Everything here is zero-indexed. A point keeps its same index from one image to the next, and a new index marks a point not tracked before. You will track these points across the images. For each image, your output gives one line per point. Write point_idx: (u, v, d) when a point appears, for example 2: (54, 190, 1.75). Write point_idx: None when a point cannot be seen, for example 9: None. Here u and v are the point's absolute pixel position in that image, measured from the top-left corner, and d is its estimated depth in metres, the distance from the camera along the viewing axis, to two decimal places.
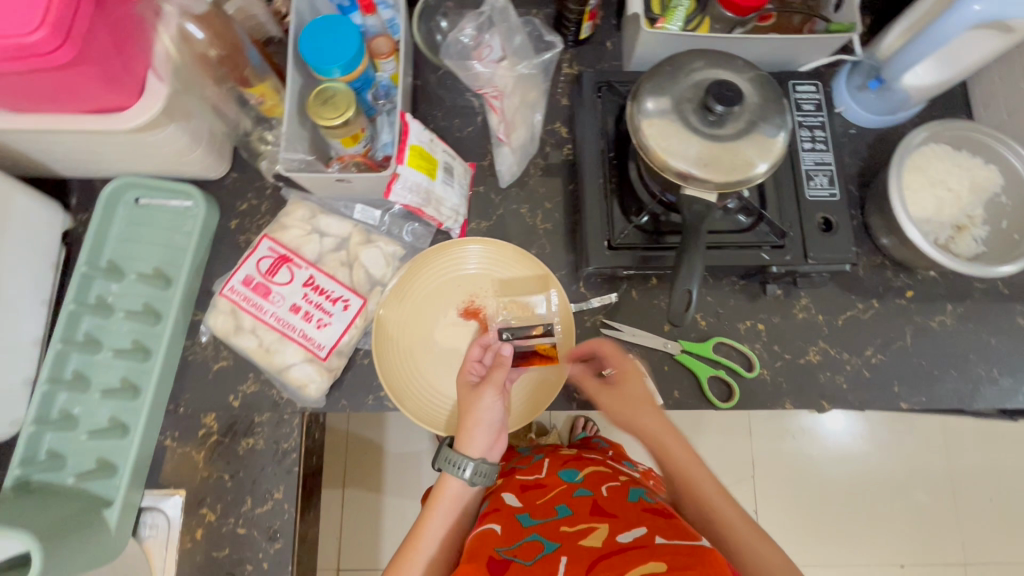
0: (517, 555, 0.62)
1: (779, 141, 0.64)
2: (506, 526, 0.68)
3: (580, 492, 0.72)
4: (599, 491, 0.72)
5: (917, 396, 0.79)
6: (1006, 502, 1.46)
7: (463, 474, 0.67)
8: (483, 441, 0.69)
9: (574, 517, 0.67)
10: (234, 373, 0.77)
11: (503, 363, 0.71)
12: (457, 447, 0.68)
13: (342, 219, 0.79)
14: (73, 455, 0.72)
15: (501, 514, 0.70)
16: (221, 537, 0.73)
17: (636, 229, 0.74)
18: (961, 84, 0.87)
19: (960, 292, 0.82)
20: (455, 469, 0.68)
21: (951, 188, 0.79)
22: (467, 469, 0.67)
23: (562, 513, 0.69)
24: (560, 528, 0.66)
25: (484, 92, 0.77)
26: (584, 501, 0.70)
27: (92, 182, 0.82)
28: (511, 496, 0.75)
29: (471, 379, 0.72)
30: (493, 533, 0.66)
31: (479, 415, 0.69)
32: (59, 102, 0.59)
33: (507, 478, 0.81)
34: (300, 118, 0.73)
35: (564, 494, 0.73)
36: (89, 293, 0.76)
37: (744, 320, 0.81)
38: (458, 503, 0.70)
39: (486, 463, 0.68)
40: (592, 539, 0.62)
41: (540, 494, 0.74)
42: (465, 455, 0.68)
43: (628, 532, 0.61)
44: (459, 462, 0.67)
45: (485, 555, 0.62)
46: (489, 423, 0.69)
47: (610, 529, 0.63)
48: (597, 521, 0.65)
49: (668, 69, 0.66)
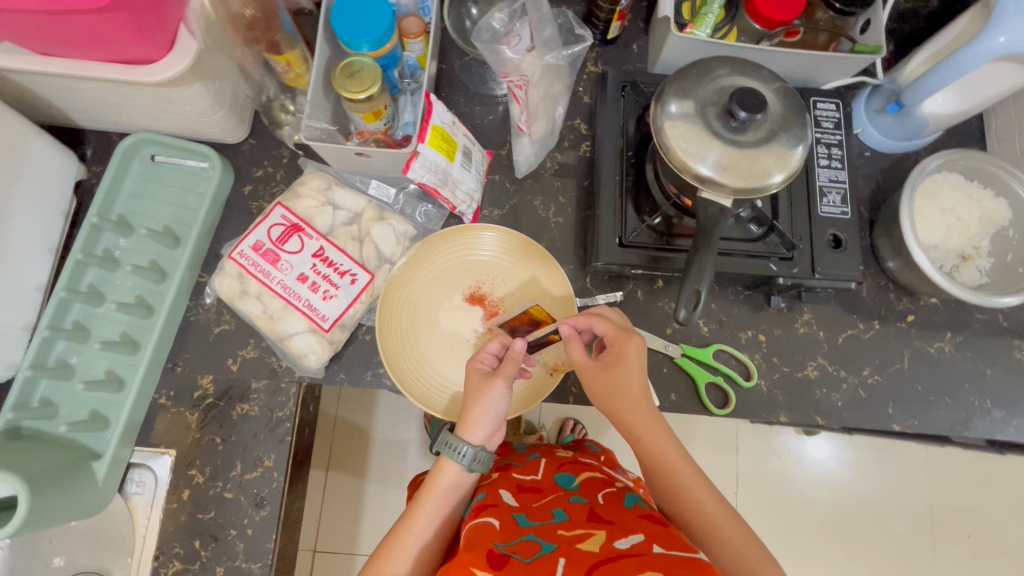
0: (515, 552, 0.62)
1: (798, 153, 0.65)
2: (504, 522, 0.67)
3: (576, 498, 0.72)
4: (595, 498, 0.72)
5: (909, 420, 0.80)
6: (984, 539, 1.47)
7: (463, 461, 0.68)
8: (485, 429, 0.69)
9: (571, 522, 0.67)
10: (235, 338, 0.77)
11: (515, 356, 0.69)
12: (459, 431, 0.69)
13: (357, 193, 0.78)
14: (66, 404, 0.72)
15: (499, 510, 0.70)
16: (207, 499, 0.73)
17: (648, 229, 0.75)
18: (977, 117, 0.88)
19: (960, 321, 0.83)
20: (454, 453, 0.68)
21: (961, 217, 0.80)
22: (467, 455, 0.68)
23: (559, 516, 0.69)
24: (557, 530, 0.66)
25: (510, 79, 0.75)
26: (581, 508, 0.70)
27: (109, 135, 0.82)
28: (507, 493, 0.74)
29: (482, 368, 0.72)
30: (491, 528, 0.66)
31: (485, 404, 0.68)
32: (90, 49, 0.59)
33: (503, 474, 0.80)
34: (325, 89, 0.73)
35: (560, 498, 0.73)
36: (96, 245, 0.76)
37: (746, 330, 0.82)
38: (453, 493, 0.70)
39: (484, 451, 0.69)
40: (589, 543, 0.62)
41: (536, 497, 0.74)
42: (466, 441, 0.68)
43: (625, 539, 0.61)
44: (459, 447, 0.67)
45: (483, 549, 0.62)
46: (494, 414, 0.69)
47: (606, 535, 0.63)
48: (594, 527, 0.65)
49: (694, 73, 0.67)
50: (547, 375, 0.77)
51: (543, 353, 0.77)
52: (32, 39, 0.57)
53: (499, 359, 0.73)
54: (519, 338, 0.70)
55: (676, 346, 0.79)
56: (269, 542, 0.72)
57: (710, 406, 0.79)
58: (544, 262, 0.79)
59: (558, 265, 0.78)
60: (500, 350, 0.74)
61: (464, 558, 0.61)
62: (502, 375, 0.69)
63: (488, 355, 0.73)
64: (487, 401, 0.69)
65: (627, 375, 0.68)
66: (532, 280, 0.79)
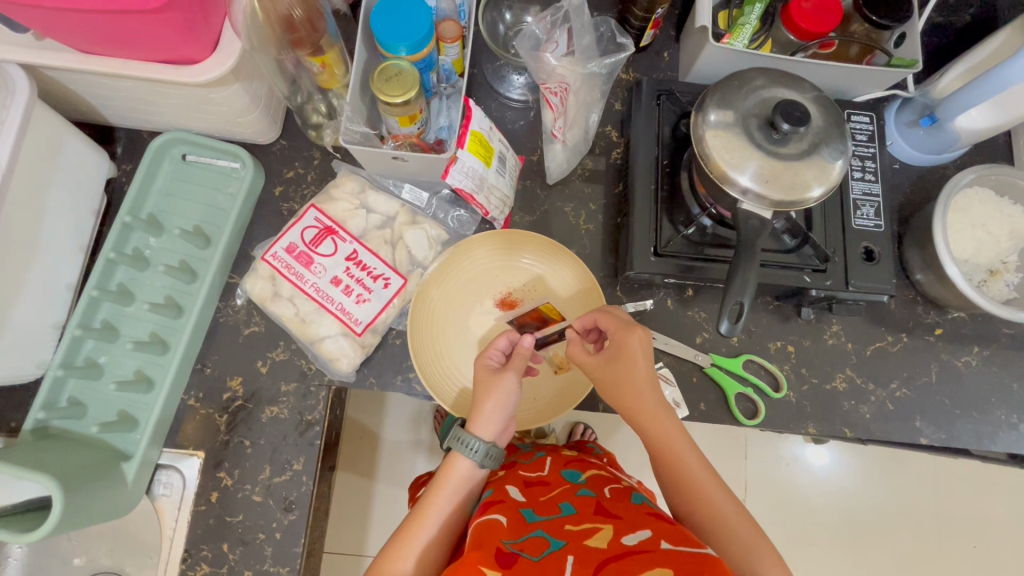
0: (524, 550, 0.60)
1: (838, 167, 0.65)
2: (511, 518, 0.66)
3: (583, 493, 0.72)
4: (602, 493, 0.72)
5: (937, 433, 0.80)
6: (992, 550, 1.48)
7: (474, 457, 0.66)
8: (497, 425, 0.68)
9: (578, 516, 0.66)
10: (265, 340, 0.77)
11: (523, 351, 0.70)
12: (469, 426, 0.68)
13: (390, 197, 0.78)
14: (94, 404, 0.71)
15: (505, 506, 0.69)
16: (235, 502, 0.72)
17: (683, 239, 0.74)
18: (1005, 132, 0.89)
19: (987, 335, 0.83)
20: (466, 448, 0.67)
21: (992, 232, 0.80)
22: (479, 451, 0.66)
23: (566, 510, 0.68)
24: (565, 525, 0.65)
25: (547, 86, 0.75)
26: (587, 502, 0.69)
27: (139, 133, 0.81)
28: (514, 489, 0.73)
29: (491, 364, 0.71)
30: (499, 525, 0.65)
31: (496, 398, 0.68)
32: (134, 48, 0.58)
33: (509, 471, 0.79)
34: (362, 92, 0.73)
35: (567, 493, 0.73)
36: (126, 244, 0.76)
37: (775, 340, 0.82)
38: (463, 488, 0.69)
39: (497, 447, 0.68)
40: (597, 539, 0.61)
41: (543, 491, 0.74)
42: (476, 435, 0.67)
43: (633, 535, 0.61)
44: (470, 443, 0.66)
45: (492, 546, 0.61)
46: (505, 408, 0.68)
47: (614, 530, 0.62)
48: (602, 522, 0.64)
49: (735, 83, 0.67)
50: (553, 374, 0.78)
51: (551, 351, 0.78)
52: (77, 37, 0.57)
53: (506, 355, 0.73)
54: (527, 335, 0.72)
55: (706, 356, 0.79)
56: (298, 547, 0.71)
57: (740, 416, 0.78)
58: (564, 259, 0.79)
59: (577, 261, 0.78)
60: (507, 346, 0.73)
61: (472, 555, 0.59)
62: (512, 369, 0.69)
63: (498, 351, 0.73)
64: (498, 395, 0.68)
65: (632, 368, 0.65)
66: (541, 277, 0.80)
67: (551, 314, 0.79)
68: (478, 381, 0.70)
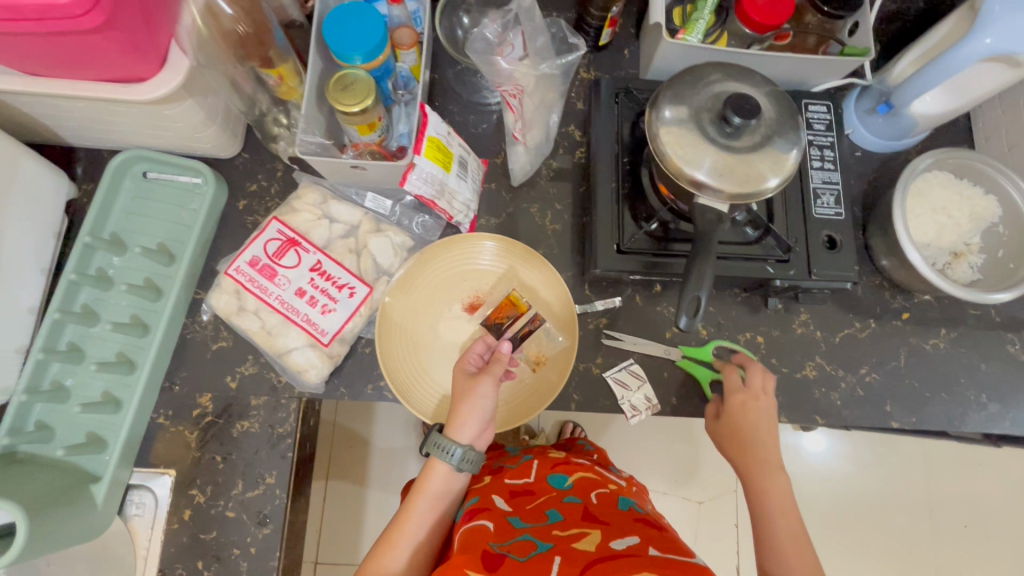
0: (511, 551, 0.62)
1: (791, 158, 0.65)
2: (498, 525, 0.67)
3: (570, 499, 0.73)
4: (589, 498, 0.73)
5: (908, 416, 0.81)
6: (981, 529, 1.49)
7: (453, 461, 0.68)
8: (474, 428, 0.69)
9: (566, 522, 0.67)
10: (233, 354, 0.76)
11: (501, 356, 0.71)
12: (447, 432, 0.69)
13: (353, 206, 0.78)
14: (63, 427, 0.71)
15: (492, 514, 0.69)
16: (209, 519, 0.72)
17: (646, 235, 0.75)
18: (964, 115, 0.90)
19: (954, 317, 0.84)
20: (444, 454, 0.68)
21: (952, 215, 0.81)
22: (456, 455, 0.68)
23: (553, 517, 0.69)
24: (551, 531, 0.66)
25: (504, 89, 0.75)
26: (575, 508, 0.70)
27: (99, 152, 0.81)
28: (499, 499, 0.73)
29: (468, 369, 0.72)
30: (485, 530, 0.65)
31: (473, 402, 0.69)
32: (80, 68, 0.58)
33: (495, 478, 0.79)
34: (319, 102, 0.73)
35: (554, 499, 0.73)
36: (89, 264, 0.75)
37: (745, 332, 0.82)
38: (444, 496, 0.70)
39: (474, 450, 0.69)
40: (585, 543, 0.63)
41: (529, 499, 0.74)
42: (455, 441, 0.68)
43: (621, 540, 0.62)
44: (448, 448, 0.67)
45: (478, 549, 0.62)
46: (483, 412, 0.69)
47: (602, 535, 0.64)
48: (589, 527, 0.66)
49: (688, 79, 0.67)
50: (531, 372, 0.78)
51: (526, 349, 0.78)
52: (21, 60, 0.57)
53: (484, 360, 0.74)
54: (506, 340, 0.73)
55: (677, 349, 0.80)
56: (273, 560, 0.71)
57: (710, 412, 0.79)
58: (532, 260, 0.79)
59: (549, 267, 0.78)
60: (485, 351, 0.75)
61: (458, 559, 0.60)
62: (489, 373, 0.70)
63: (475, 356, 0.74)
64: (476, 400, 0.69)
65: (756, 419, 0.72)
66: (511, 272, 0.80)
67: (518, 304, 0.78)
68: (455, 388, 0.71)
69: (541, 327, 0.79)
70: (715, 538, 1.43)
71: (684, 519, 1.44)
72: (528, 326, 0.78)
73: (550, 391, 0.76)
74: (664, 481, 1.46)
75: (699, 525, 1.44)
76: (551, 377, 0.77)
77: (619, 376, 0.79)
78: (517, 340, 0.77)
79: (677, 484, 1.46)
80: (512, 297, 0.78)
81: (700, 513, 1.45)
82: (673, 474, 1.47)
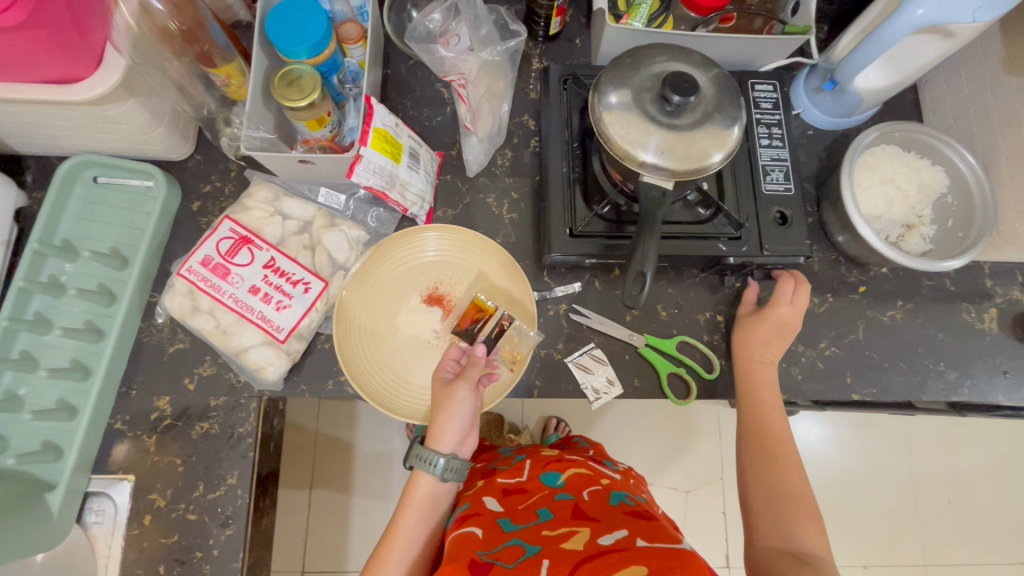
0: (499, 558, 0.61)
1: (734, 134, 0.66)
2: (487, 530, 0.66)
3: (561, 496, 0.71)
4: (581, 495, 0.71)
5: (868, 387, 0.82)
6: (964, 504, 1.50)
7: (436, 471, 0.68)
8: (456, 436, 0.69)
9: (556, 521, 0.66)
10: (191, 356, 0.76)
11: (479, 360, 0.72)
12: (429, 443, 0.69)
13: (306, 202, 0.78)
14: (16, 436, 0.70)
15: (482, 518, 0.69)
16: (170, 523, 0.71)
17: (598, 218, 0.75)
18: (911, 90, 0.91)
19: (910, 289, 0.85)
20: (427, 464, 0.68)
21: (901, 187, 0.82)
22: (438, 465, 0.68)
23: (544, 516, 0.68)
24: (541, 531, 0.65)
25: (451, 78, 0.77)
26: (566, 504, 0.69)
27: (49, 159, 0.80)
28: (492, 500, 0.73)
29: (446, 376, 0.72)
30: (474, 538, 0.65)
31: (452, 409, 0.69)
32: (14, 70, 0.58)
33: (488, 481, 0.79)
34: (265, 99, 0.73)
35: (546, 497, 0.71)
36: (41, 272, 0.74)
37: (704, 312, 0.83)
38: (434, 504, 0.69)
39: (458, 458, 0.69)
40: (573, 542, 0.61)
41: (521, 498, 0.72)
42: (437, 451, 0.68)
43: (609, 535, 0.61)
44: (431, 458, 0.68)
45: (465, 559, 0.62)
46: (461, 420, 0.69)
47: (591, 532, 0.62)
48: (579, 524, 0.64)
49: (628, 61, 0.68)
50: (509, 371, 0.76)
51: (501, 350, 0.77)
52: None
53: (461, 365, 0.74)
54: (480, 344, 0.74)
55: (640, 336, 0.80)
56: (237, 561, 0.70)
57: (672, 397, 0.79)
58: (500, 258, 0.79)
59: (523, 278, 0.77)
60: (462, 356, 0.74)
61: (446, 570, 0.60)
62: (465, 380, 0.70)
63: (453, 362, 0.73)
64: (454, 407, 0.69)
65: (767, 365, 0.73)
66: (481, 273, 0.80)
67: (485, 307, 0.78)
68: (434, 398, 0.70)
69: (513, 326, 0.78)
70: (702, 525, 1.43)
71: (670, 508, 1.44)
72: (499, 322, 0.77)
73: (501, 390, 0.75)
74: (649, 471, 1.46)
75: (686, 514, 1.44)
76: (505, 375, 0.76)
77: (581, 361, 0.79)
78: (490, 341, 0.77)
79: (663, 474, 1.46)
80: (477, 302, 0.78)
81: (687, 502, 1.45)
82: (658, 464, 1.46)
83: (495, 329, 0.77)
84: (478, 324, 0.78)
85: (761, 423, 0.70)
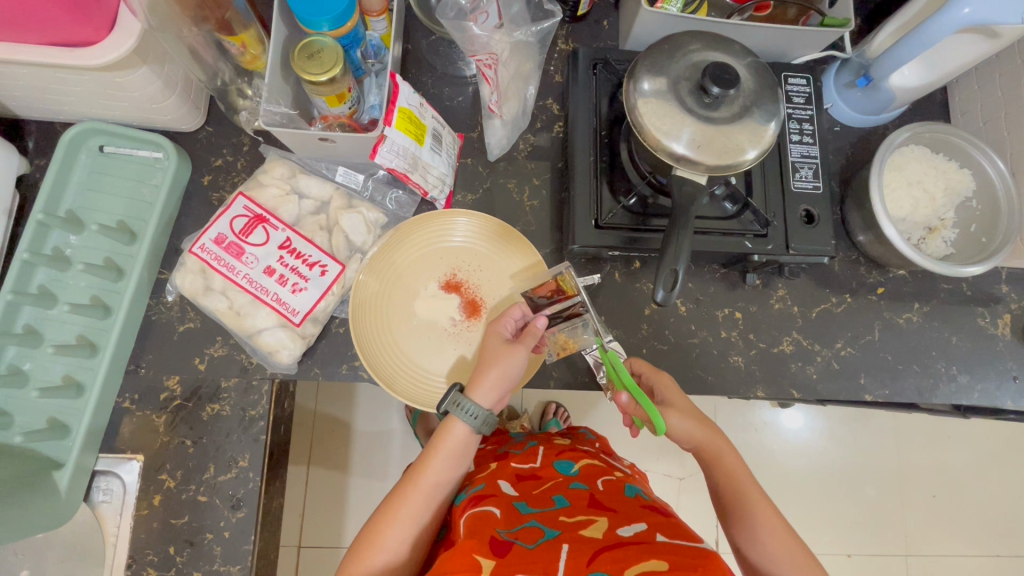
0: (518, 538, 0.61)
1: (770, 130, 0.64)
2: (505, 511, 0.66)
3: (576, 485, 0.71)
4: (595, 484, 0.71)
5: (881, 388, 0.82)
6: (949, 499, 1.53)
7: (471, 421, 0.67)
8: (497, 393, 0.68)
9: (572, 508, 0.65)
10: (201, 336, 0.74)
11: (536, 330, 0.70)
12: (468, 391, 0.68)
13: (323, 181, 0.77)
14: (21, 412, 0.68)
15: (498, 500, 0.68)
16: (180, 504, 0.70)
17: (624, 210, 0.74)
18: (941, 90, 0.90)
19: (927, 291, 0.85)
20: (464, 413, 0.67)
21: (927, 189, 0.81)
22: (477, 417, 0.67)
23: (560, 502, 0.67)
24: (559, 517, 0.64)
25: (477, 57, 0.73)
26: (581, 494, 0.68)
27: (51, 125, 0.77)
28: (506, 484, 0.72)
29: (502, 334, 0.71)
30: (492, 516, 0.65)
31: (502, 366, 0.67)
32: (22, 29, 0.55)
33: (501, 464, 0.78)
34: (284, 72, 0.70)
35: (560, 485, 0.71)
36: (45, 243, 0.71)
37: (723, 308, 0.82)
38: (438, 490, 0.69)
39: (493, 414, 0.69)
40: (592, 530, 0.61)
41: (535, 484, 0.72)
42: (474, 401, 0.67)
43: (628, 527, 0.61)
44: (466, 406, 0.67)
45: (486, 536, 0.61)
46: (509, 379, 0.68)
47: (609, 522, 0.62)
48: (596, 514, 0.64)
49: (666, 48, 0.66)
50: (555, 355, 0.76)
51: (559, 332, 0.75)
52: None
53: (517, 328, 0.73)
54: (542, 317, 0.71)
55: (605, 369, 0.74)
56: (248, 544, 0.70)
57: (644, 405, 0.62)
58: (521, 249, 0.77)
59: (534, 252, 0.76)
60: (520, 319, 0.73)
61: (466, 545, 0.60)
62: (523, 342, 0.69)
63: (510, 321, 0.72)
64: (505, 365, 0.67)
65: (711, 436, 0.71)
66: (496, 262, 0.78)
67: (565, 287, 0.72)
68: (487, 350, 0.69)
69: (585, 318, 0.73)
70: (695, 512, 1.45)
71: (665, 494, 1.45)
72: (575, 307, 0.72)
73: (537, 363, 0.75)
74: (645, 457, 1.47)
75: (680, 500, 1.46)
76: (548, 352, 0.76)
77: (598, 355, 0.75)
78: (555, 319, 0.74)
79: (658, 461, 1.47)
80: (558, 281, 0.72)
81: (681, 489, 1.46)
82: (655, 451, 1.47)
83: (568, 310, 0.73)
84: (552, 299, 0.73)
85: (732, 480, 0.69)
